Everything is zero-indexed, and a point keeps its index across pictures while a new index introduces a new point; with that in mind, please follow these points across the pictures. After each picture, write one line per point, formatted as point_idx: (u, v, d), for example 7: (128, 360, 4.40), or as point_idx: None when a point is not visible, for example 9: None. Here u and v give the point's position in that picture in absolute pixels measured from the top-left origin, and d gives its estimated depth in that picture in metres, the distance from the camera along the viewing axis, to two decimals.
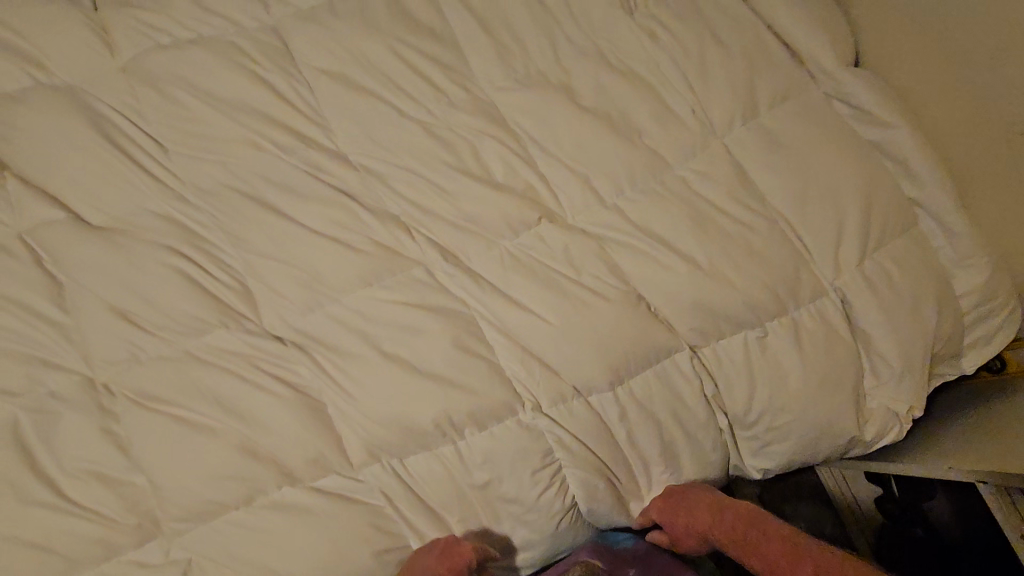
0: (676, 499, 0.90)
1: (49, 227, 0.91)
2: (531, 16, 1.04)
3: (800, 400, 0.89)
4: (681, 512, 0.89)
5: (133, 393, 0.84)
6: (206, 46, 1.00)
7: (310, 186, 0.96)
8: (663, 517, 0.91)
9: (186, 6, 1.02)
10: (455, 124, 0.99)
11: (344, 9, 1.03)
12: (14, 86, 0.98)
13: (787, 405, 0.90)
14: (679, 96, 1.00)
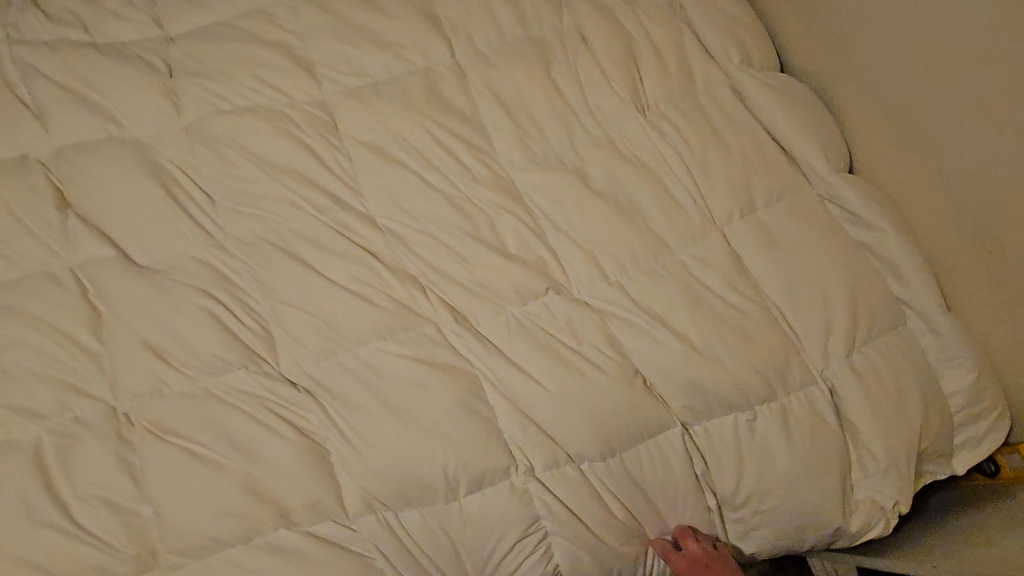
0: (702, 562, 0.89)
1: (99, 263, 1.00)
2: (551, 108, 1.15)
3: (789, 484, 0.91)
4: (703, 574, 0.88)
5: (151, 424, 0.90)
6: (261, 113, 1.13)
7: (338, 243, 1.04)
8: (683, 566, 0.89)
9: (248, 79, 1.16)
10: (475, 198, 1.08)
11: (385, 91, 1.16)
12: (89, 137, 1.11)
13: (774, 489, 0.92)
14: (683, 186, 1.08)
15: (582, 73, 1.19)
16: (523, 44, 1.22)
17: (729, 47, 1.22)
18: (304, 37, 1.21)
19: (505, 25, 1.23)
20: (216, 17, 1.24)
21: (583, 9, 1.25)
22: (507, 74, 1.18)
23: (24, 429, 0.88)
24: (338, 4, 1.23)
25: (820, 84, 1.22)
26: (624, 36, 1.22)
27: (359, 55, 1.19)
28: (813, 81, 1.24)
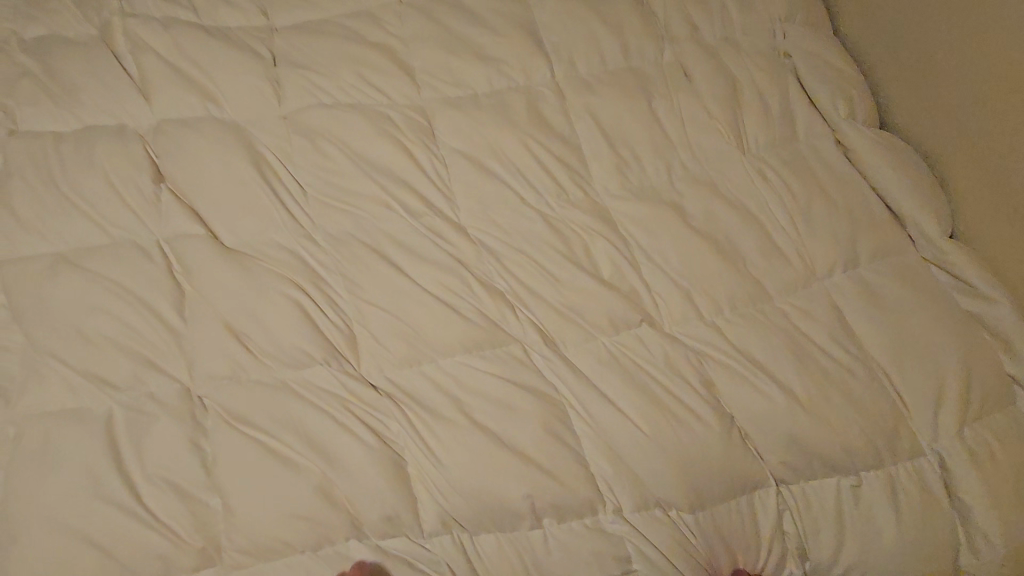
0: None
1: (189, 240, 0.98)
2: (652, 140, 1.14)
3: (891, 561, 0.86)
4: None
5: (228, 411, 0.86)
6: (361, 111, 1.12)
7: (430, 250, 1.02)
8: None
9: (351, 75, 1.15)
10: (570, 220, 1.06)
11: (487, 103, 1.15)
12: (189, 113, 1.10)
13: (881, 563, 0.86)
14: (784, 235, 1.06)
15: (686, 109, 1.18)
16: (626, 74, 1.21)
17: (835, 98, 1.20)
18: (408, 42, 1.21)
19: (608, 54, 1.23)
20: (322, 14, 1.25)
21: (686, 48, 1.25)
22: (609, 101, 1.17)
23: (99, 400, 0.85)
24: (444, 15, 1.24)
25: (924, 148, 1.21)
26: (728, 77, 1.21)
27: (463, 66, 1.19)
28: (918, 143, 1.22)
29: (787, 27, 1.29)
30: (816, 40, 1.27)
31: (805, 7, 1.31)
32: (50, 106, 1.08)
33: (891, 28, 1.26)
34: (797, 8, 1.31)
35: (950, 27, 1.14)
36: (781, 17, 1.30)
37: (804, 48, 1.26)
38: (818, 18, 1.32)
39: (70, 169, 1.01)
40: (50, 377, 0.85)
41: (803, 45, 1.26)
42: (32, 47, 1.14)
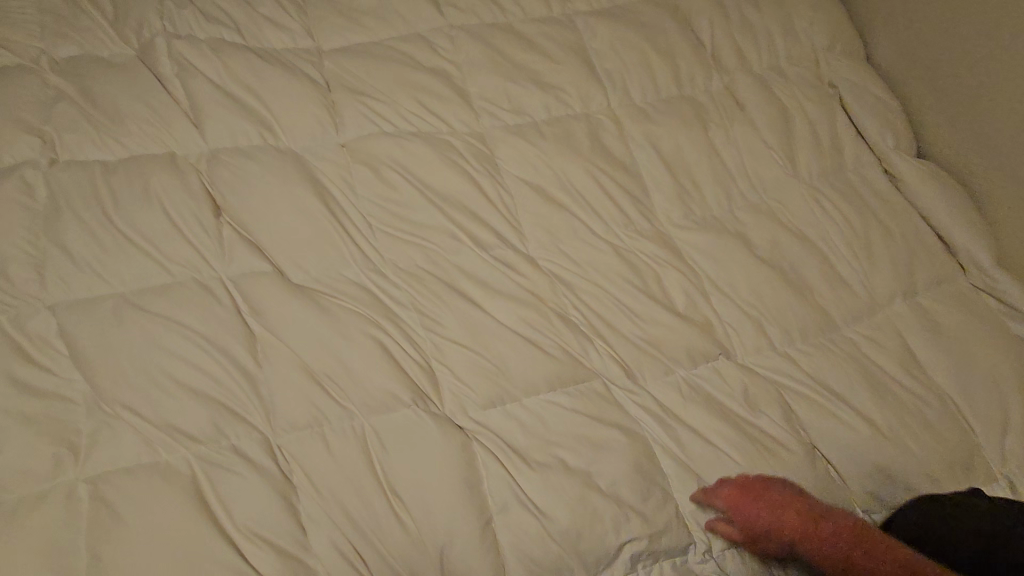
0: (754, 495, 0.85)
1: (256, 277, 0.94)
2: (712, 169, 1.15)
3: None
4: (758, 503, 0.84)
5: (316, 460, 0.82)
6: (424, 138, 1.09)
7: (504, 284, 1.00)
8: (734, 511, 0.85)
9: (409, 102, 1.13)
10: (641, 251, 1.06)
11: (549, 131, 1.14)
12: (245, 141, 1.05)
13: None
14: (846, 261, 1.09)
15: (742, 137, 1.19)
16: (680, 102, 1.22)
17: (880, 128, 1.24)
18: (465, 67, 1.19)
19: (662, 81, 1.24)
20: (374, 38, 1.22)
21: (736, 77, 1.27)
22: (668, 129, 1.18)
23: (174, 452, 0.79)
24: (497, 40, 1.23)
25: (970, 179, 1.23)
26: (779, 106, 1.24)
27: (521, 94, 1.18)
28: (961, 173, 1.25)
29: (828, 57, 1.33)
30: (856, 71, 1.31)
31: (843, 37, 1.36)
32: (93, 132, 1.02)
33: (926, 62, 1.30)
34: (836, 38, 1.35)
35: (988, 62, 1.19)
36: (821, 46, 1.34)
37: (847, 78, 1.30)
38: (855, 47, 1.36)
39: (122, 201, 0.95)
40: (119, 429, 0.78)
41: (845, 75, 1.30)
42: (66, 68, 1.07)
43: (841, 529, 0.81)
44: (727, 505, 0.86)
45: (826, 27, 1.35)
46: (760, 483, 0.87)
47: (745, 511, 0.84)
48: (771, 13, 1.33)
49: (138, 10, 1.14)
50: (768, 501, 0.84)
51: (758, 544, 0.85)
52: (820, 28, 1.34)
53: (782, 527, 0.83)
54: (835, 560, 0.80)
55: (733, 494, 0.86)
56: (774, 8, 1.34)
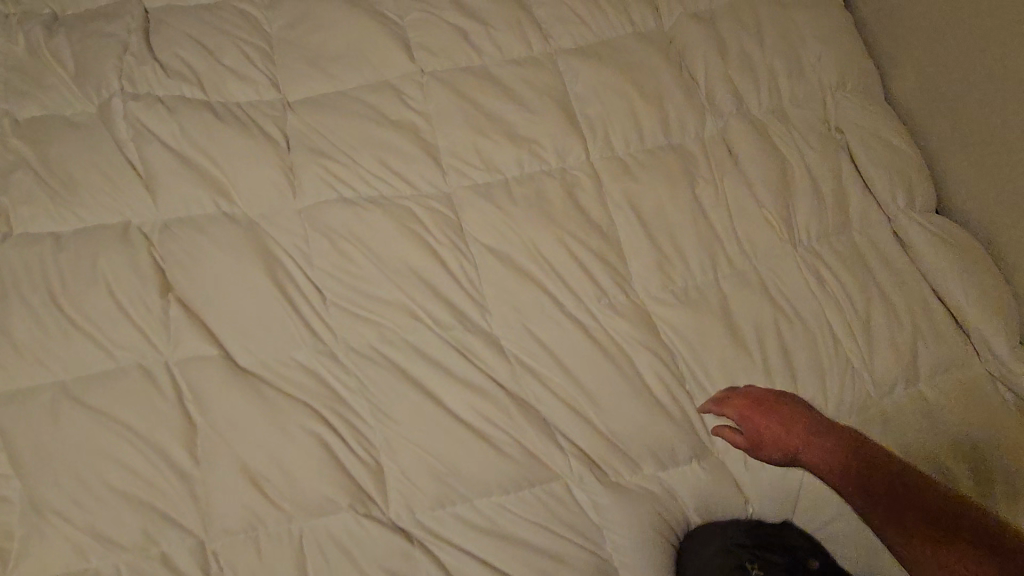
0: (767, 405, 0.91)
1: (201, 363, 0.90)
2: (697, 233, 1.04)
3: None
4: (768, 412, 0.90)
5: (249, 569, 0.79)
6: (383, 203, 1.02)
7: (461, 368, 0.94)
8: (745, 417, 0.91)
9: (371, 160, 1.06)
10: (611, 329, 0.98)
11: (520, 194, 1.05)
12: (198, 210, 1.01)
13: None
14: (844, 347, 0.98)
15: (735, 194, 1.08)
16: (667, 153, 1.11)
17: (892, 181, 1.11)
18: (434, 117, 1.11)
19: (649, 129, 1.13)
20: (341, 87, 1.15)
21: (734, 124, 1.16)
22: (651, 186, 1.07)
23: (106, 560, 0.78)
24: (470, 86, 1.13)
25: (983, 230, 1.12)
26: (779, 159, 1.12)
27: (491, 148, 1.08)
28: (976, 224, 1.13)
29: (839, 96, 1.20)
30: (870, 114, 1.18)
31: (857, 74, 1.22)
32: (47, 202, 0.99)
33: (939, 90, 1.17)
34: (848, 74, 1.22)
35: (1005, 86, 1.07)
36: (831, 83, 1.21)
37: (858, 123, 1.17)
38: (870, 81, 1.23)
39: (70, 281, 0.93)
40: (51, 536, 0.77)
41: (856, 116, 1.17)
42: (25, 130, 1.05)
43: (850, 446, 0.86)
44: (738, 415, 0.91)
45: (838, 62, 1.22)
46: (774, 396, 0.92)
47: (757, 419, 0.90)
48: (776, 50, 1.21)
49: (98, 67, 1.10)
50: (781, 413, 0.90)
51: (763, 450, 0.90)
52: (831, 63, 1.21)
53: (789, 437, 0.88)
54: (839, 469, 0.85)
55: (746, 404, 0.91)
56: (779, 44, 1.21)
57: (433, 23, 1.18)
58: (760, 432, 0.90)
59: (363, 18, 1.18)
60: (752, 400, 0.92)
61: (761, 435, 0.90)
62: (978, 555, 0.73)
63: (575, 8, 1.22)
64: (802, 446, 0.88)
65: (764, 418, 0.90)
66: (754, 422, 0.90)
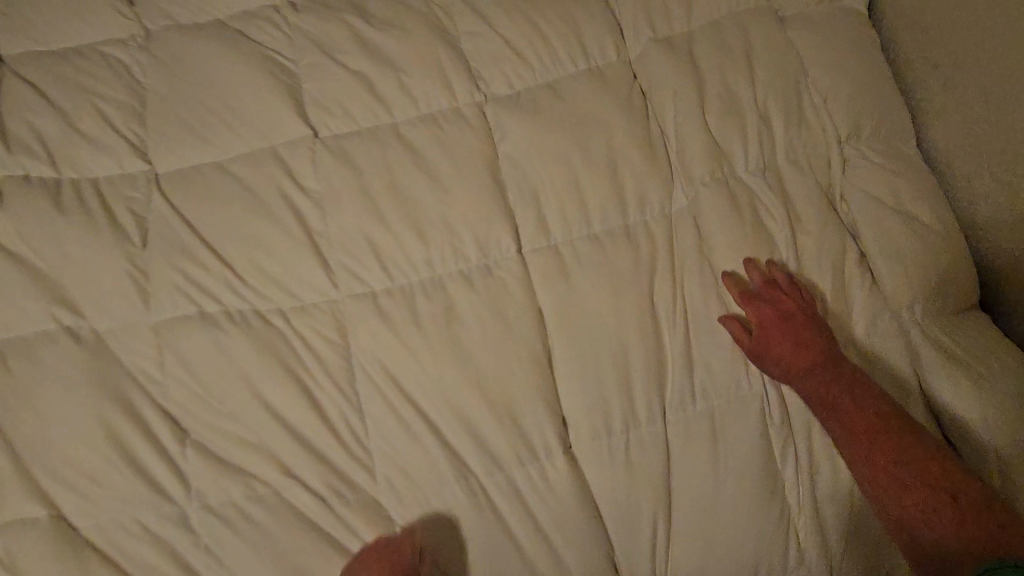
0: (787, 321, 0.79)
1: (21, 536, 0.74)
2: (649, 360, 0.80)
3: None
4: (788, 329, 0.79)
5: None
6: (251, 320, 0.82)
7: (339, 542, 0.76)
8: (760, 325, 0.80)
9: (242, 261, 0.85)
10: (529, 493, 0.77)
11: (424, 309, 0.81)
12: (33, 328, 0.83)
13: None
14: (813, 520, 0.80)
15: (708, 299, 0.83)
16: (619, 240, 0.84)
17: (908, 283, 0.86)
18: (324, 197, 0.87)
19: (598, 203, 0.86)
20: (220, 156, 0.93)
21: (719, 193, 0.87)
22: (592, 291, 0.81)
23: None
24: (370, 154, 0.89)
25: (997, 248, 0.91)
26: (769, 246, 0.86)
27: (390, 239, 0.84)
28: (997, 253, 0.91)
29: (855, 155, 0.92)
30: (893, 183, 0.91)
31: (879, 124, 0.94)
32: None
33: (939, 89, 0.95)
34: (867, 126, 0.94)
35: (1006, 65, 0.86)
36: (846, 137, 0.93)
37: (874, 197, 0.90)
38: (897, 133, 0.95)
39: None
40: None
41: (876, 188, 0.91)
42: None
43: (865, 392, 0.76)
44: (756, 314, 0.80)
45: (855, 110, 0.94)
46: (802, 308, 0.81)
47: (772, 331, 0.79)
48: (772, 91, 0.93)
49: None
50: (802, 334, 0.78)
51: (765, 363, 0.79)
52: (845, 111, 0.93)
53: (802, 360, 0.78)
54: (843, 413, 0.75)
55: (767, 313, 0.80)
56: (776, 84, 0.93)
57: (331, 69, 0.94)
58: (772, 341, 0.79)
59: (248, 65, 0.96)
60: (779, 308, 0.80)
61: (771, 347, 0.79)
62: (937, 505, 0.69)
63: (512, 41, 0.96)
64: (814, 375, 0.77)
65: (781, 334, 0.79)
66: (773, 330, 0.79)
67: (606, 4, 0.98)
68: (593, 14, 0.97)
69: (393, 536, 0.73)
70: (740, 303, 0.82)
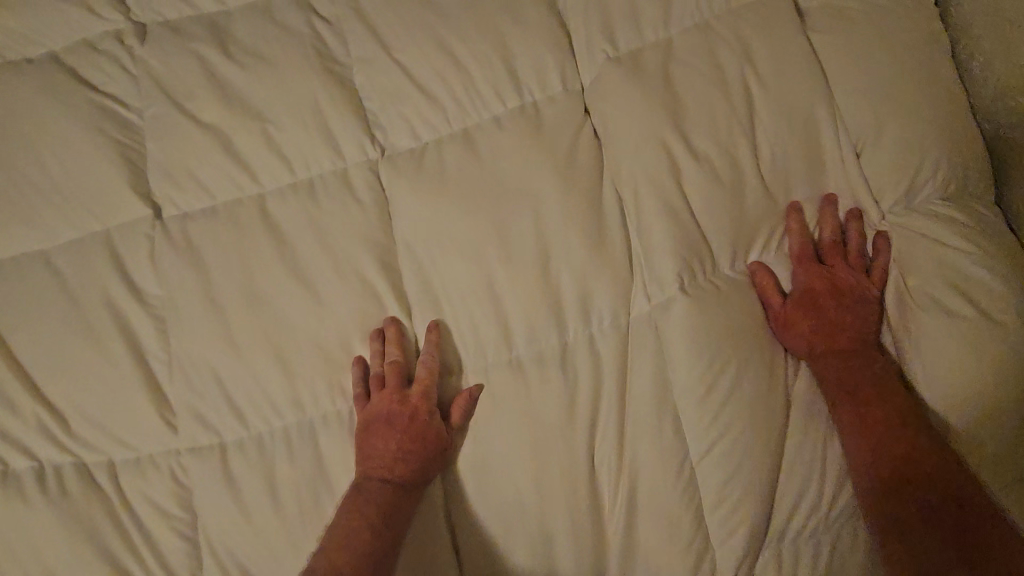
0: (839, 295, 0.62)
1: None
2: (585, 541, 0.60)
3: None
4: (835, 300, 0.61)
5: None
6: (68, 486, 0.62)
7: None
8: (804, 281, 0.62)
9: (62, 398, 0.65)
10: None
11: (296, 467, 0.63)
12: None
13: None
14: None
15: (669, 454, 0.61)
16: (550, 370, 0.62)
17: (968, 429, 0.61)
18: (166, 308, 0.66)
19: (524, 317, 0.63)
20: (41, 242, 0.70)
21: (693, 301, 0.61)
22: (512, 443, 0.61)
23: None
24: (228, 247, 0.68)
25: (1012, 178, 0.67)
26: (756, 378, 0.62)
27: (250, 371, 0.65)
28: None
29: (905, 234, 0.63)
30: (948, 269, 0.62)
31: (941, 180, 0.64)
32: None
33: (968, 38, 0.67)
34: (924, 187, 0.65)
35: None
36: (887, 207, 0.65)
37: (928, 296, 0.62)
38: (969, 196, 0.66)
39: None
40: None
41: (932, 289, 0.62)
42: None
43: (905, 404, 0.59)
44: (805, 274, 0.63)
45: (907, 164, 0.64)
46: (859, 287, 0.62)
47: (818, 295, 0.61)
48: (785, 135, 0.64)
49: None
50: (852, 312, 0.61)
51: (789, 323, 0.62)
52: (892, 166, 0.64)
53: (833, 339, 0.61)
54: (865, 409, 0.58)
55: (819, 276, 0.62)
56: (793, 123, 0.64)
57: (179, 122, 0.70)
58: (809, 310, 0.61)
59: (75, 119, 0.72)
60: (836, 277, 0.62)
61: (805, 306, 0.62)
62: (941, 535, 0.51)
63: (416, 73, 0.69)
64: (847, 357, 0.61)
65: (828, 301, 0.61)
66: (819, 297, 0.62)
67: (551, 13, 0.69)
68: (531, 27, 0.69)
69: (400, 388, 0.61)
70: (792, 260, 0.64)
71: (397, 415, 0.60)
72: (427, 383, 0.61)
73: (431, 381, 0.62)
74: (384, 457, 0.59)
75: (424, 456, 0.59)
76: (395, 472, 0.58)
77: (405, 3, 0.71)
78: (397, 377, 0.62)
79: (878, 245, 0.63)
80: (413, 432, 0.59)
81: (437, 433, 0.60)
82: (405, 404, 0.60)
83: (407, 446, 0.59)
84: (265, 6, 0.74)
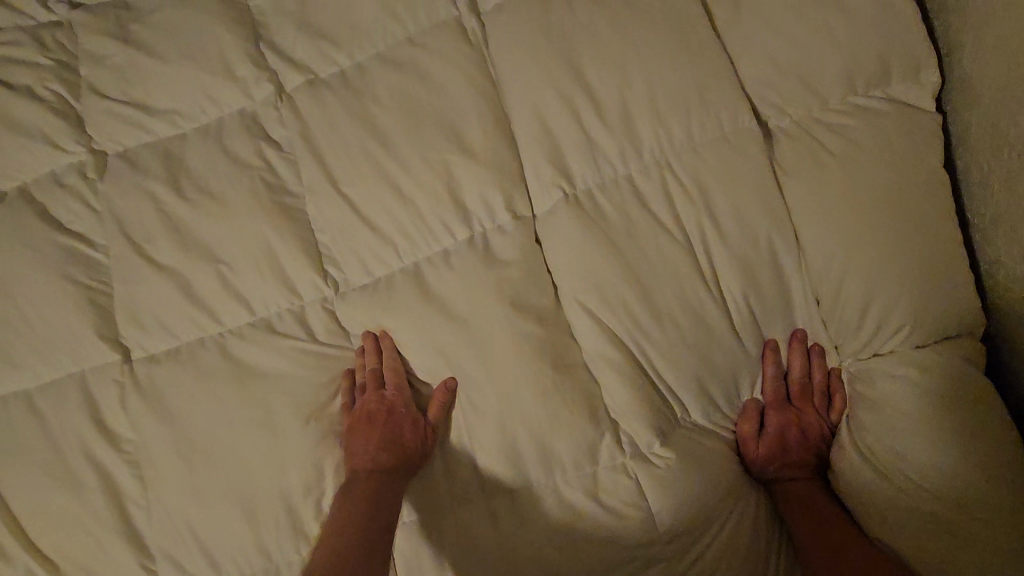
0: (805, 437, 0.62)
1: None
2: None
3: None
4: (801, 443, 0.61)
5: None
6: None
7: None
8: (776, 425, 0.61)
9: (51, 543, 0.69)
10: None
11: None
12: None
13: None
14: None
15: None
16: (505, 522, 0.60)
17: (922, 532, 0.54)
18: (138, 453, 0.69)
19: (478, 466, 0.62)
20: (23, 384, 0.72)
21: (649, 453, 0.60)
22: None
23: None
24: (189, 390, 0.68)
25: (998, 254, 0.58)
26: (716, 529, 0.59)
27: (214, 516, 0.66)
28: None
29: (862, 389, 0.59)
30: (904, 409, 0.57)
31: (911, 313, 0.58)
32: None
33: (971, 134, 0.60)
34: (893, 338, 0.59)
35: None
36: (848, 356, 0.61)
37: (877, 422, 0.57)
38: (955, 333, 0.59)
39: None
40: None
41: (902, 431, 0.56)
42: None
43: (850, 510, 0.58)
44: (776, 419, 0.61)
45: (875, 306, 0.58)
46: (824, 429, 0.62)
47: (789, 441, 0.61)
48: (748, 270, 0.60)
49: None
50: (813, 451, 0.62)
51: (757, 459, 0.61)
52: (862, 305, 0.59)
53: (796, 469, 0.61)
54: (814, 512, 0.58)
55: (789, 422, 0.61)
56: (755, 260, 0.60)
57: (139, 265, 0.71)
58: (777, 449, 0.61)
59: (45, 264, 0.73)
60: (806, 421, 0.62)
61: (775, 449, 0.61)
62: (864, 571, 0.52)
63: (364, 204, 0.68)
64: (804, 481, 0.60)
65: (796, 446, 0.61)
66: (788, 439, 0.61)
67: (499, 138, 0.65)
68: (477, 155, 0.65)
69: (376, 390, 0.64)
70: (766, 400, 0.62)
71: (376, 412, 0.63)
72: (398, 380, 0.64)
73: (403, 380, 0.64)
74: (366, 452, 0.61)
75: (405, 441, 0.61)
76: (379, 462, 0.60)
77: (350, 130, 0.69)
78: (373, 379, 0.64)
79: (833, 386, 0.62)
80: (392, 422, 0.62)
81: (415, 422, 0.62)
82: (381, 401, 0.63)
83: (387, 437, 0.61)
84: (217, 132, 0.73)
